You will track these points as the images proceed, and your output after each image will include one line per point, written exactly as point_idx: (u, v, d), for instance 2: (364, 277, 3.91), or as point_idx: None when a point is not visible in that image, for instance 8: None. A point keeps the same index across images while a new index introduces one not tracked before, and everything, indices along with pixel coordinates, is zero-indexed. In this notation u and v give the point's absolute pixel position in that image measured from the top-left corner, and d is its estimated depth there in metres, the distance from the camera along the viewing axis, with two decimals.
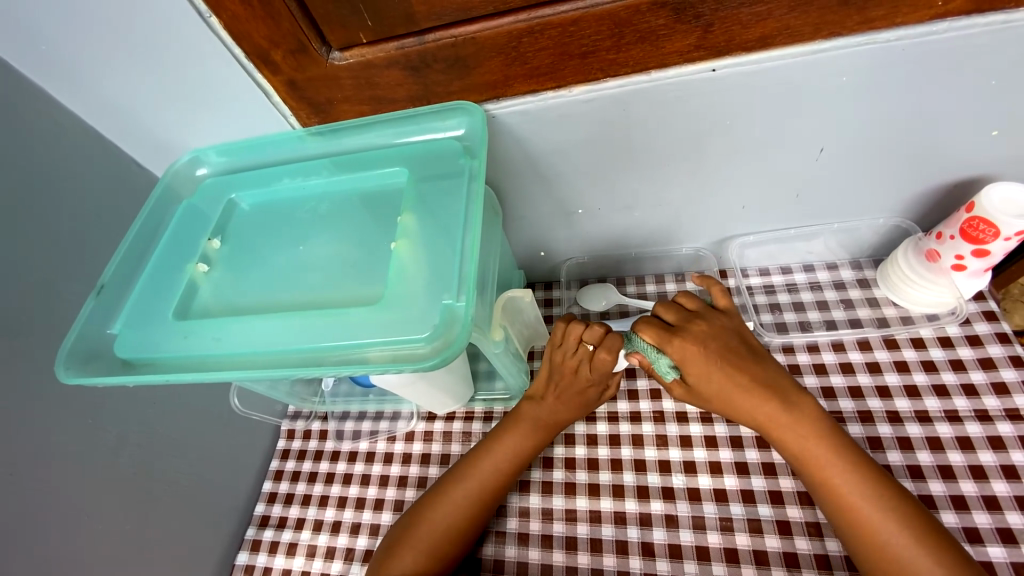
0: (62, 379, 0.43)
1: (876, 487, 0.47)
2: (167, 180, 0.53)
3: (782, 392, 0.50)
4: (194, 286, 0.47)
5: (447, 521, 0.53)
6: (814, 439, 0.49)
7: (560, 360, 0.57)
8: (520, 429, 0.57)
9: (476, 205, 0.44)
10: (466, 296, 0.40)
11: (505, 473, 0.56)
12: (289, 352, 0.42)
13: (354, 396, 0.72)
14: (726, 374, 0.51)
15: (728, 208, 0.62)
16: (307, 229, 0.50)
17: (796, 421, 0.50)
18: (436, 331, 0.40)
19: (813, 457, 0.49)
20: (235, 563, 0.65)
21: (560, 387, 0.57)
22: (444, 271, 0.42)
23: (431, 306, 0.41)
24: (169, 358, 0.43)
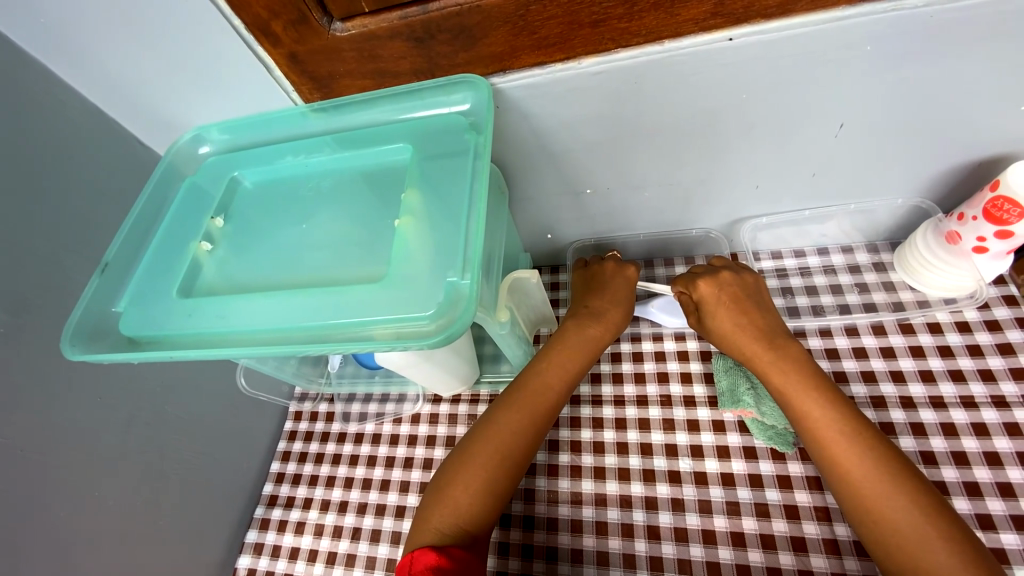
0: (69, 357, 0.42)
1: (849, 426, 0.47)
2: (168, 159, 0.53)
3: (766, 335, 0.54)
4: (198, 264, 0.47)
5: (499, 457, 0.50)
6: (790, 374, 0.51)
7: (598, 269, 0.63)
8: (568, 347, 0.56)
9: (482, 181, 0.43)
10: (473, 273, 0.39)
11: (557, 395, 0.54)
12: (295, 328, 0.41)
13: (360, 377, 0.72)
14: (723, 307, 0.56)
15: (742, 188, 0.60)
16: (311, 207, 0.49)
17: (782, 359, 0.52)
18: (441, 308, 0.39)
19: (793, 389, 0.50)
20: (245, 541, 0.66)
21: (601, 289, 0.60)
22: (449, 249, 0.41)
23: (436, 283, 0.40)
24: (176, 335, 0.43)
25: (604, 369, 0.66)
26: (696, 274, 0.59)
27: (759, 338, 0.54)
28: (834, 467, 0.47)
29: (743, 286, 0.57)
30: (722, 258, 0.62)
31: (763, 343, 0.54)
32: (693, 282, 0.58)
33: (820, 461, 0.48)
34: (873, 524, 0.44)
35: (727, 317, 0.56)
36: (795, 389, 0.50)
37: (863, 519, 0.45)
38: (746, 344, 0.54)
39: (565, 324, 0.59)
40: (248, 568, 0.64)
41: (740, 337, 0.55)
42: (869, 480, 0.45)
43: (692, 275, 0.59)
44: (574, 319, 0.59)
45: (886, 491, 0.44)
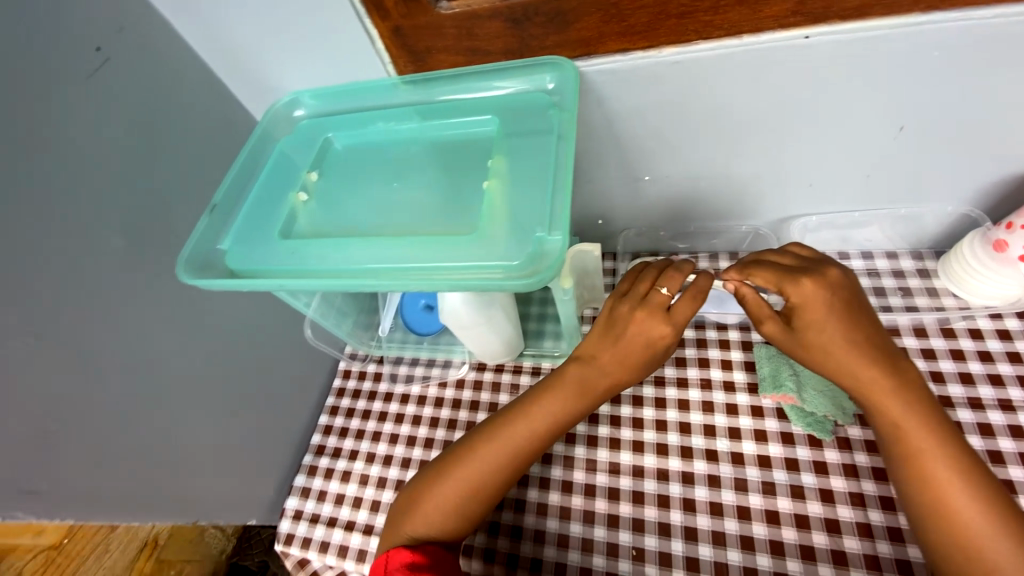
0: (183, 281, 0.47)
1: (965, 469, 0.46)
2: (267, 119, 0.58)
3: (884, 360, 0.50)
4: (297, 211, 0.51)
5: (474, 486, 0.54)
6: (906, 405, 0.49)
7: (628, 309, 0.55)
8: (558, 395, 0.56)
9: (566, 150, 0.46)
10: (559, 230, 0.43)
11: (535, 445, 0.55)
12: (394, 270, 0.45)
13: (408, 342, 0.76)
14: (840, 321, 0.51)
15: (795, 186, 0.63)
16: (399, 168, 0.53)
17: (903, 388, 0.49)
18: (529, 261, 0.42)
19: (912, 422, 0.48)
20: (293, 484, 0.69)
21: (607, 332, 0.56)
22: (534, 207, 0.45)
23: (523, 238, 0.44)
24: (278, 271, 0.48)
25: None
26: (795, 272, 0.53)
27: (879, 364, 0.50)
28: (942, 507, 0.46)
29: (852, 297, 0.52)
30: (816, 253, 0.56)
31: (883, 367, 0.50)
32: (793, 280, 0.52)
33: (926, 499, 0.47)
34: (966, 564, 0.44)
35: (835, 338, 0.51)
36: (913, 424, 0.48)
37: (950, 545, 0.45)
38: (858, 368, 0.50)
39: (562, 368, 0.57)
40: (295, 510, 0.66)
41: (854, 357, 0.50)
42: (980, 525, 0.44)
43: (788, 271, 0.53)
44: (574, 364, 0.57)
45: (983, 521, 0.44)
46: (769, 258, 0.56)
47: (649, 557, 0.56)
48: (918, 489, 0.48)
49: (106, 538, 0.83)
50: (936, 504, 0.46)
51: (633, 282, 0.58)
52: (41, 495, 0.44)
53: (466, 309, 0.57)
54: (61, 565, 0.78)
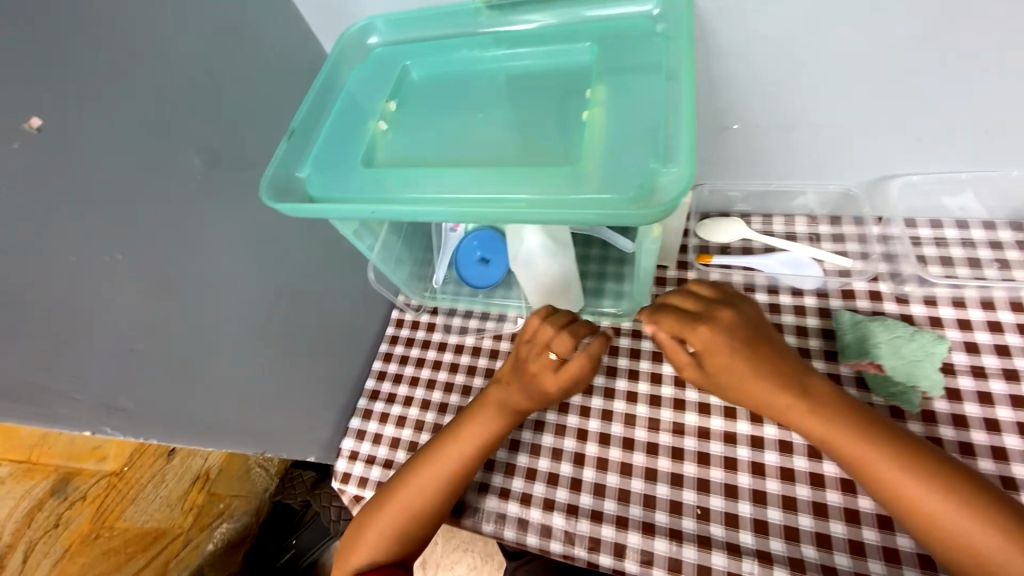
0: (266, 205, 0.46)
1: (918, 474, 0.44)
2: (342, 46, 0.55)
3: (792, 381, 0.49)
4: (377, 140, 0.49)
5: (412, 509, 0.54)
6: (839, 424, 0.48)
7: (526, 356, 0.53)
8: (483, 416, 0.56)
9: (681, 75, 0.41)
10: (676, 163, 0.38)
11: (467, 469, 0.55)
12: (495, 200, 0.43)
13: (461, 294, 0.74)
14: (749, 361, 0.48)
15: (900, 142, 0.58)
16: (484, 99, 0.49)
17: (817, 406, 0.49)
18: (640, 193, 0.38)
19: (851, 442, 0.47)
20: (348, 426, 0.70)
21: (512, 361, 0.56)
22: (644, 137, 0.40)
23: (633, 169, 0.39)
24: (360, 198, 0.45)
25: None
26: (695, 317, 0.49)
27: (793, 392, 0.49)
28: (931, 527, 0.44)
29: (747, 332, 0.49)
30: (719, 294, 0.52)
31: (795, 391, 0.49)
32: (690, 327, 0.48)
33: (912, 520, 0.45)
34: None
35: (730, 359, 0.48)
36: (865, 447, 0.46)
37: (945, 550, 0.43)
38: (753, 387, 0.49)
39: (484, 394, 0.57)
40: (351, 450, 0.68)
41: (767, 389, 0.49)
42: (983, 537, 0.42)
43: (688, 317, 0.49)
44: (495, 387, 0.57)
45: (956, 516, 0.43)
46: (668, 301, 0.52)
47: (714, 517, 0.55)
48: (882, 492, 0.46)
49: (163, 469, 0.86)
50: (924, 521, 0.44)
51: (529, 333, 0.54)
52: (129, 412, 0.44)
53: (546, 258, 0.56)
54: (121, 492, 0.81)
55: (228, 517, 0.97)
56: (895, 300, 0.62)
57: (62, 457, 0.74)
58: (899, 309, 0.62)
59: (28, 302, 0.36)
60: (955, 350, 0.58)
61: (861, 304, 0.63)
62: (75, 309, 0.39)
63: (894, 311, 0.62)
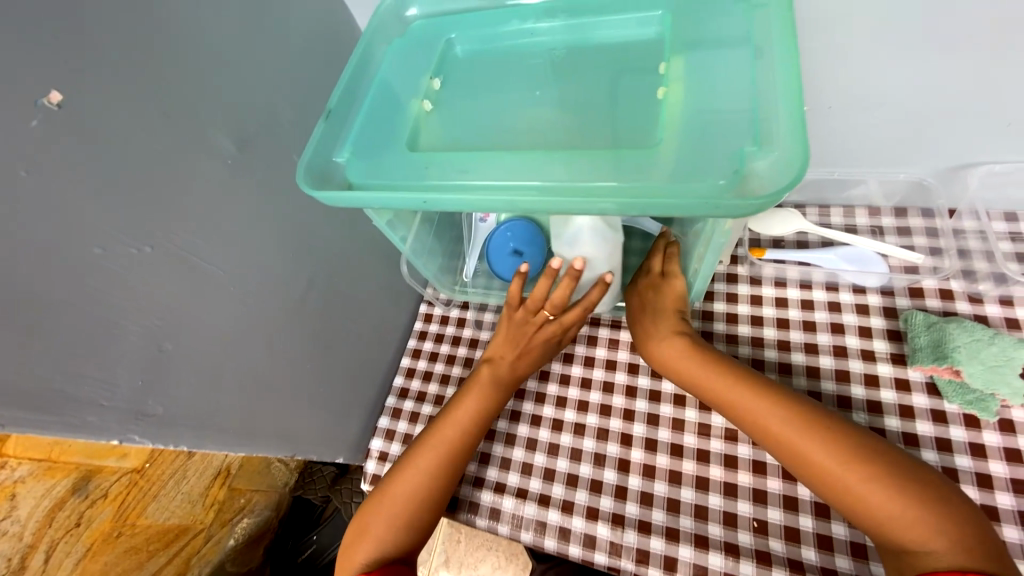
0: (304, 193, 0.41)
1: (807, 433, 0.46)
2: (379, 17, 0.50)
3: (678, 344, 0.54)
4: (422, 121, 0.44)
5: (403, 501, 0.53)
6: (715, 385, 0.51)
7: (533, 320, 0.57)
8: (469, 397, 0.56)
9: (774, 47, 0.37)
10: (775, 145, 0.34)
11: (460, 451, 0.55)
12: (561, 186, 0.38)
13: (493, 287, 0.70)
14: (659, 323, 0.55)
15: (987, 125, 0.53)
16: (540, 75, 0.45)
17: (710, 370, 0.52)
18: (734, 179, 0.34)
19: (749, 407, 0.49)
20: (376, 426, 0.66)
21: (532, 339, 0.58)
22: (732, 116, 0.36)
23: (722, 151, 0.35)
24: (407, 185, 0.41)
25: (766, 313, 0.62)
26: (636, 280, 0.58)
27: (674, 348, 0.54)
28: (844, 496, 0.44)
29: (660, 297, 0.56)
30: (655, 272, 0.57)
31: (686, 358, 0.53)
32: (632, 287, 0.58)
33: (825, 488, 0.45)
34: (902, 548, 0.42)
35: (666, 341, 0.55)
36: (751, 410, 0.49)
37: (867, 524, 0.44)
38: (690, 371, 0.53)
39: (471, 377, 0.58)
40: (380, 451, 0.64)
41: (667, 352, 0.54)
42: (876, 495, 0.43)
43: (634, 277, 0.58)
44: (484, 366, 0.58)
45: (865, 481, 0.43)
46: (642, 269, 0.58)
47: (773, 530, 0.52)
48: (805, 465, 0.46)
49: (182, 466, 0.83)
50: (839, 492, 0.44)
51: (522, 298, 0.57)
52: (158, 418, 0.40)
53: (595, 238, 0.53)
54: (143, 490, 0.78)
55: (249, 512, 0.96)
56: (968, 300, 0.58)
57: (82, 454, 0.69)
58: (973, 310, 0.57)
59: (51, 301, 0.32)
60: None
61: (931, 304, 0.58)
62: (100, 307, 0.35)
63: (967, 311, 0.57)
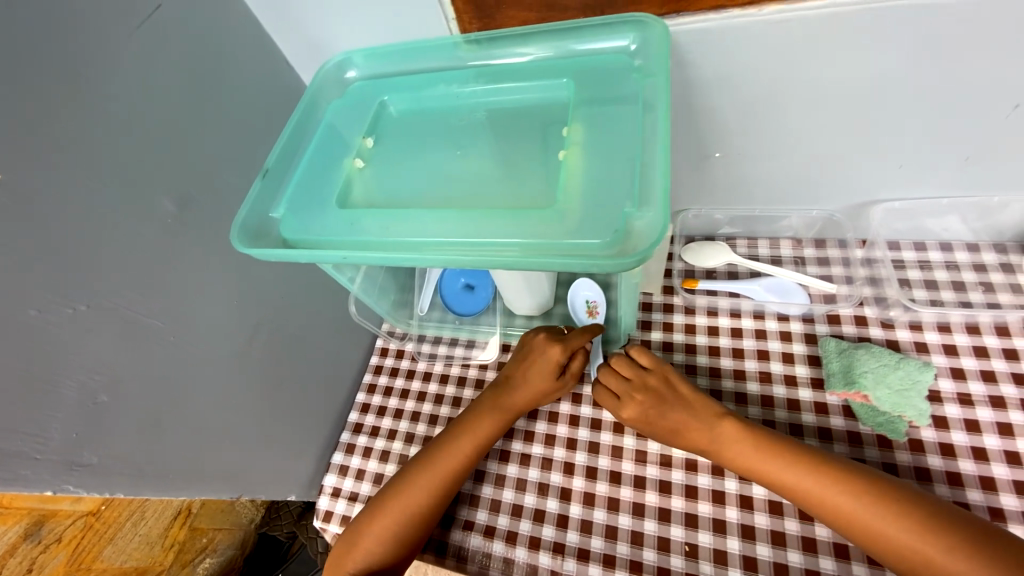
0: (238, 250, 0.44)
1: (836, 485, 0.47)
2: (318, 80, 0.54)
3: (697, 415, 0.54)
4: (352, 180, 0.48)
5: (392, 527, 0.53)
6: (741, 451, 0.52)
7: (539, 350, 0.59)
8: (480, 422, 0.58)
9: (656, 119, 0.42)
10: (650, 207, 0.38)
11: (454, 479, 0.56)
12: (471, 242, 0.42)
13: (447, 321, 0.74)
14: (668, 406, 0.55)
15: (879, 169, 0.58)
16: (462, 135, 0.49)
17: (732, 435, 0.52)
18: (616, 237, 0.38)
19: (774, 469, 0.50)
20: (331, 462, 0.68)
21: (541, 364, 0.59)
22: (619, 179, 0.40)
23: (609, 212, 0.39)
24: (335, 240, 0.44)
25: (700, 340, 0.66)
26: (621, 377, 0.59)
27: (692, 418, 0.54)
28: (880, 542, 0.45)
29: (660, 383, 0.57)
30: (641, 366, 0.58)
31: (705, 427, 0.54)
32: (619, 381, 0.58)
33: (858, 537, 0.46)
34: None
35: (689, 409, 0.55)
36: (778, 472, 0.50)
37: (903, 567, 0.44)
38: (747, 457, 0.52)
39: (474, 406, 0.60)
40: (333, 487, 0.66)
41: (686, 424, 0.54)
42: (908, 539, 0.44)
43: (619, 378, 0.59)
44: (489, 396, 0.60)
45: (896, 528, 0.45)
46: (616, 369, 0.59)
47: (703, 553, 0.54)
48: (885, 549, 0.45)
49: (141, 506, 0.84)
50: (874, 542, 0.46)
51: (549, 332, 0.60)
52: (94, 468, 0.42)
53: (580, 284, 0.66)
54: (99, 533, 0.78)
55: (212, 552, 0.94)
56: (880, 325, 0.62)
57: (34, 500, 0.70)
58: (885, 334, 0.62)
59: None
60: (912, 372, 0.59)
61: (847, 330, 0.63)
62: (33, 367, 0.37)
63: (880, 336, 0.62)
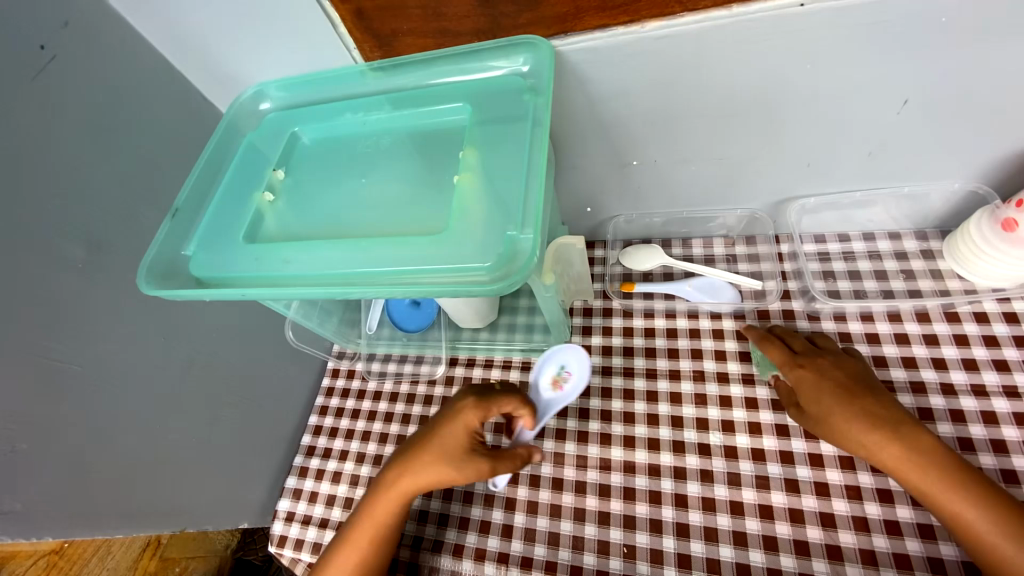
0: (145, 292, 0.45)
1: (952, 482, 0.47)
2: (231, 113, 0.55)
3: (872, 413, 0.50)
4: (261, 214, 0.49)
5: (377, 539, 0.54)
6: (877, 439, 0.49)
7: (462, 416, 0.55)
8: (398, 493, 0.54)
9: (542, 141, 0.43)
10: (532, 230, 0.40)
11: (397, 523, 0.54)
12: (367, 273, 0.43)
13: (396, 339, 0.74)
14: (846, 398, 0.52)
15: (792, 166, 0.59)
16: (369, 163, 0.50)
17: (882, 424, 0.50)
18: (500, 261, 0.40)
19: (894, 456, 0.49)
20: (283, 486, 0.69)
21: (456, 425, 0.54)
22: (506, 204, 0.42)
23: (496, 236, 0.41)
24: (242, 277, 0.45)
25: (637, 343, 0.67)
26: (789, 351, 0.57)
27: (860, 412, 0.51)
28: (976, 540, 0.45)
29: (845, 368, 0.54)
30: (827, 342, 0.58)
31: (876, 425, 0.50)
32: (786, 360, 0.57)
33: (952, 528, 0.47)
34: None
35: (859, 403, 0.51)
36: (901, 461, 0.48)
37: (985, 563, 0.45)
38: (867, 438, 0.50)
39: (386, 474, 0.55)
40: (287, 511, 0.66)
41: (837, 414, 0.51)
42: (1007, 543, 0.44)
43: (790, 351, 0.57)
44: (412, 442, 0.56)
45: (999, 531, 0.44)
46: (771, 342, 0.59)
47: (641, 554, 0.55)
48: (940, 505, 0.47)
49: (106, 541, 0.83)
50: (972, 540, 0.46)
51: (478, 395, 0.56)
52: (17, 514, 0.43)
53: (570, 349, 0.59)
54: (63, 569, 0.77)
55: None
56: (807, 318, 0.64)
57: None
58: (812, 327, 0.63)
59: None
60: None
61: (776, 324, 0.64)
62: None
63: (807, 329, 0.63)
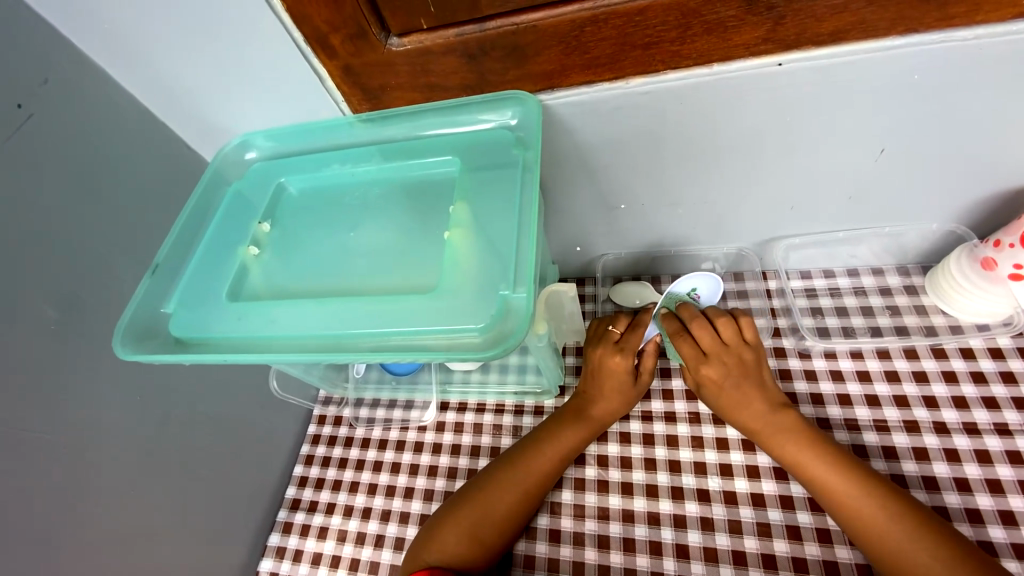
0: (120, 356, 0.44)
1: (847, 477, 0.50)
2: (216, 163, 0.54)
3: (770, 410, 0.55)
4: (245, 269, 0.48)
5: (514, 490, 0.55)
6: (778, 437, 0.54)
7: (602, 355, 0.60)
8: (555, 440, 0.58)
9: (532, 195, 0.43)
10: (524, 288, 0.40)
11: (540, 474, 0.56)
12: (355, 332, 0.42)
13: (385, 382, 0.71)
14: (737, 394, 0.56)
15: (777, 209, 0.60)
16: (357, 215, 0.49)
17: (782, 422, 0.55)
18: (493, 321, 0.39)
19: (796, 450, 0.53)
20: (266, 544, 0.66)
21: (609, 371, 0.59)
22: (497, 259, 0.42)
23: (487, 294, 0.40)
24: (225, 338, 0.44)
25: None
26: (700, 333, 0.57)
27: (760, 410, 0.55)
28: (871, 535, 0.48)
29: (739, 364, 0.56)
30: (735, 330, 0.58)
31: (776, 422, 0.55)
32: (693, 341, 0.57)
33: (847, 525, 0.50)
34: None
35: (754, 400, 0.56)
36: (803, 456, 0.53)
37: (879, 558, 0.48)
38: (772, 435, 0.55)
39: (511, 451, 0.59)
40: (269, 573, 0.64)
41: (738, 410, 0.56)
42: (895, 536, 0.47)
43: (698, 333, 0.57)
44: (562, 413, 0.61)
45: (889, 524, 0.48)
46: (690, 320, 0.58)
47: None
48: (831, 506, 0.51)
49: None
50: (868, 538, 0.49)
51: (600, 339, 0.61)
52: None
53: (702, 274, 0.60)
54: None
55: None
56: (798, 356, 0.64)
57: None
58: (803, 366, 0.63)
59: None
60: (831, 404, 0.60)
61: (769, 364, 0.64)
62: None
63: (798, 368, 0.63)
